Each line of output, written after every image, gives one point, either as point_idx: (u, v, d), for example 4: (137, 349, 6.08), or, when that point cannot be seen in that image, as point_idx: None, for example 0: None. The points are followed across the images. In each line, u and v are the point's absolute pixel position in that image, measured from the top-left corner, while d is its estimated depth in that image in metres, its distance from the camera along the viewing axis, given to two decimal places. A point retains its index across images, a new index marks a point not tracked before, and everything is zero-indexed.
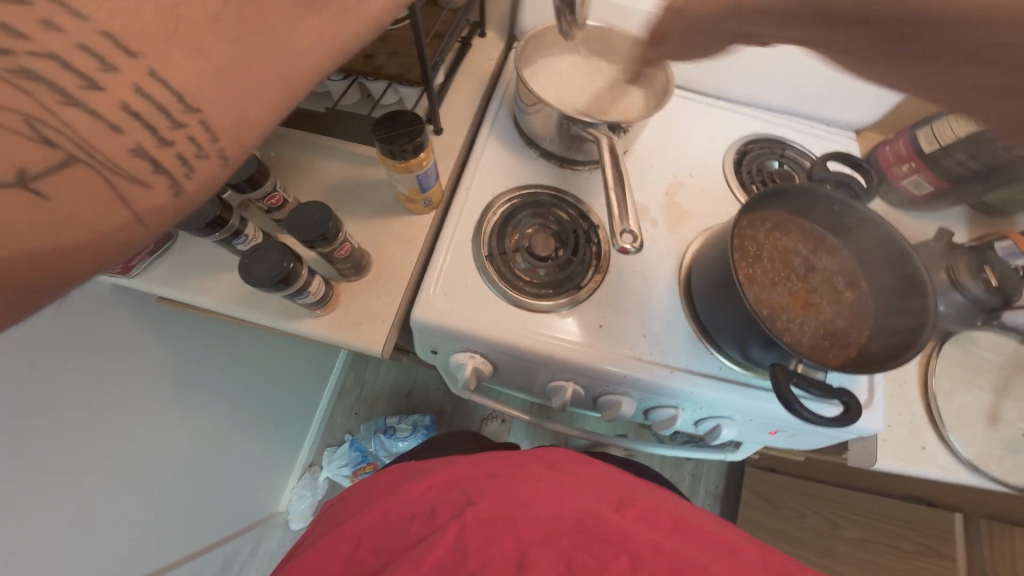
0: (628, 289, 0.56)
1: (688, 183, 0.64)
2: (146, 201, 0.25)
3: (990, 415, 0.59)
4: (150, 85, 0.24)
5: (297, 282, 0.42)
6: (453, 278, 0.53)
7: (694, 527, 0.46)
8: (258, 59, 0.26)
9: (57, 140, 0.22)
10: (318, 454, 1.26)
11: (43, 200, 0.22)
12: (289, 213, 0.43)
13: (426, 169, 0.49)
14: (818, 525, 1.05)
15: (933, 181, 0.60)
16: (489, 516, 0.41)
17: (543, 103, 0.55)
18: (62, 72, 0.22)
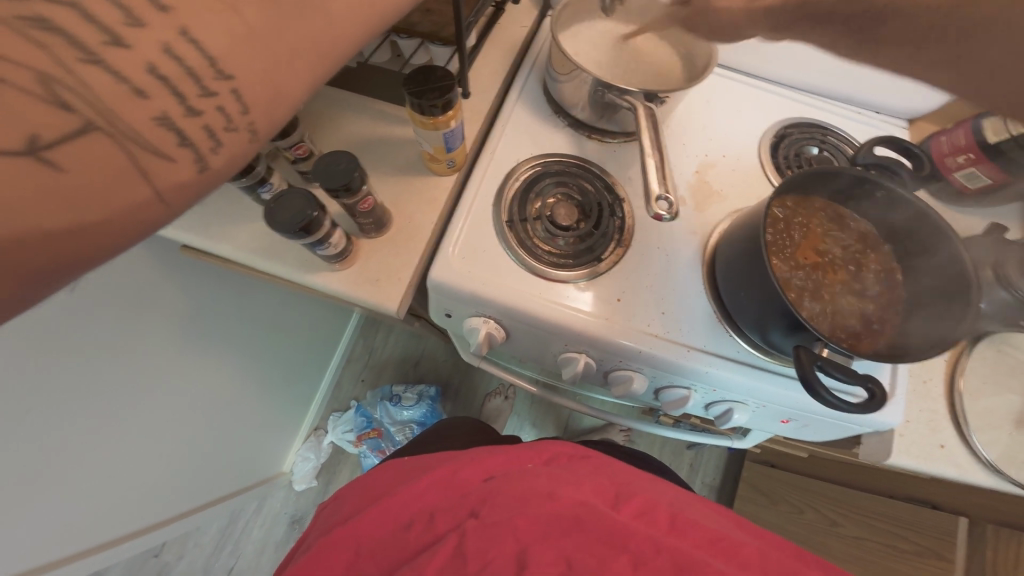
0: (650, 266, 0.55)
1: (723, 165, 0.61)
2: (169, 177, 0.27)
3: (1018, 419, 0.57)
4: (180, 46, 0.26)
5: (318, 232, 0.43)
6: (473, 242, 0.53)
7: (694, 522, 0.46)
8: (293, 23, 0.28)
9: (76, 105, 0.24)
10: (323, 419, 1.30)
11: (56, 170, 0.23)
12: (315, 162, 0.43)
13: (452, 130, 0.48)
14: (815, 522, 1.06)
15: (992, 173, 0.56)
16: (490, 521, 0.43)
17: (578, 68, 0.53)
18: (82, 26, 0.23)
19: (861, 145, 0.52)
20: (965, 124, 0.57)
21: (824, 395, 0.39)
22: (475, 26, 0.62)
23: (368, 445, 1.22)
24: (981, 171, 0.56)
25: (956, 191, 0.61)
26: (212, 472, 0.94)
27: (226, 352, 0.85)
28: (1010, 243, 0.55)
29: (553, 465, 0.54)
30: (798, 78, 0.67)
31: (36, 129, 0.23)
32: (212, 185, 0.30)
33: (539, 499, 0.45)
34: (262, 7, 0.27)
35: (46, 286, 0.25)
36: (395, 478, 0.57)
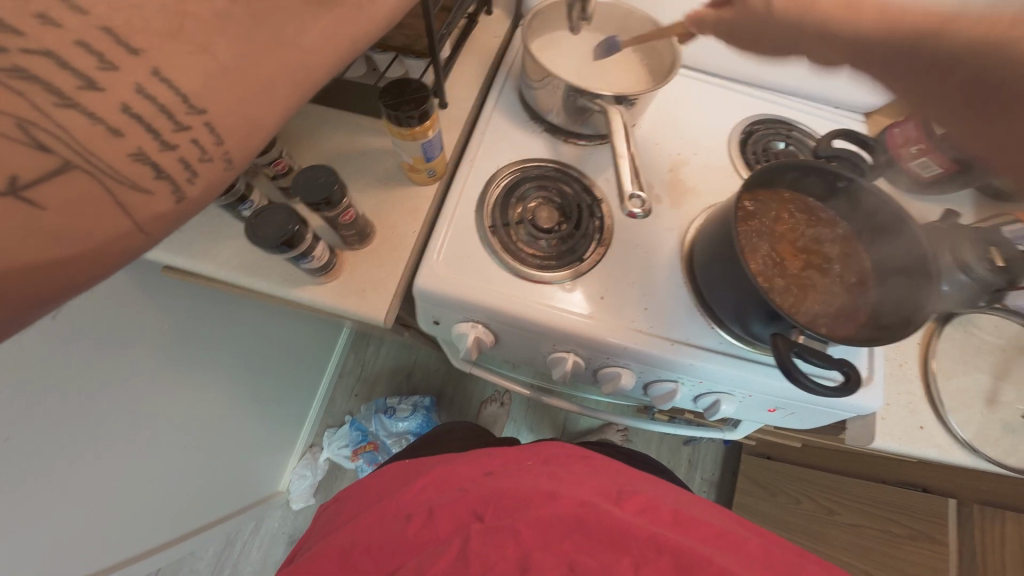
0: (631, 263, 0.57)
1: (695, 162, 0.63)
2: (147, 208, 0.28)
3: (988, 397, 0.59)
4: (153, 86, 0.26)
5: (301, 245, 0.43)
6: (457, 250, 0.54)
7: (694, 520, 0.47)
8: (263, 55, 0.29)
9: (52, 146, 0.24)
10: (318, 436, 1.29)
11: (37, 209, 0.24)
12: (295, 175, 0.43)
13: (430, 139, 0.48)
14: (812, 510, 1.08)
15: (942, 163, 0.59)
16: (493, 524, 0.43)
17: (551, 75, 0.54)
18: (58, 71, 0.24)
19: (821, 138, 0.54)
20: (915, 116, 0.58)
21: (801, 381, 0.41)
22: (447, 39, 0.63)
23: (364, 458, 1.22)
24: (932, 161, 0.59)
25: (914, 182, 0.64)
26: (205, 496, 0.93)
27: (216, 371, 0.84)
28: (966, 227, 0.58)
29: (552, 463, 0.54)
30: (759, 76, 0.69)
31: (16, 170, 0.24)
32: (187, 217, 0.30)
33: (541, 499, 0.45)
34: (233, 42, 0.28)
35: (26, 320, 0.26)
36: (395, 480, 0.57)
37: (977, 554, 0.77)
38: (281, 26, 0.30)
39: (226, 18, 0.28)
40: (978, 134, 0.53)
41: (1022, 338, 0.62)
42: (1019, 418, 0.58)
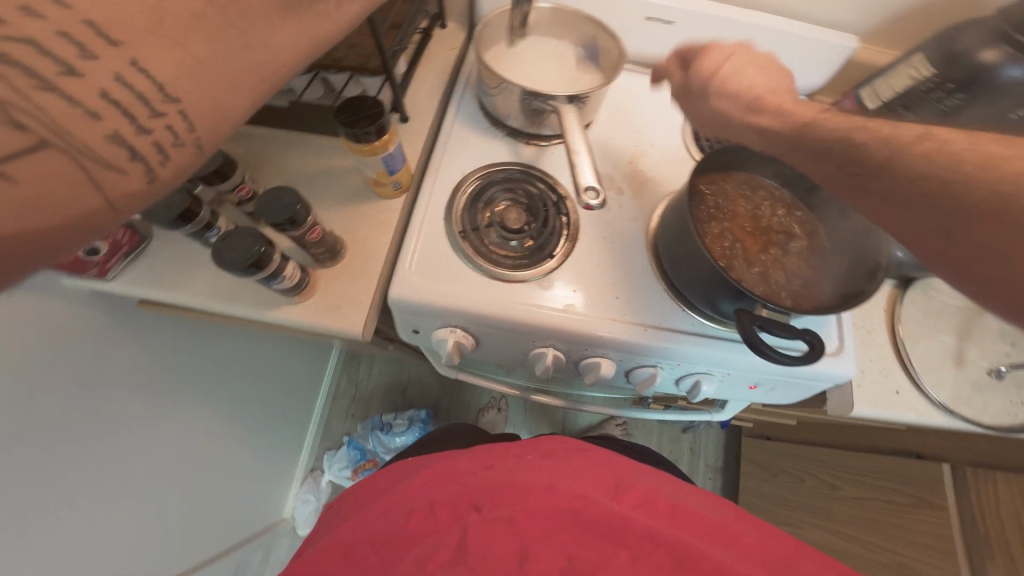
0: (599, 255, 0.59)
1: (653, 153, 0.65)
2: (119, 187, 0.28)
3: (956, 357, 0.61)
4: (131, 74, 0.27)
5: (269, 266, 0.44)
6: (428, 258, 0.55)
7: (691, 514, 0.48)
8: (236, 54, 0.30)
9: (30, 124, 0.25)
10: (318, 459, 1.29)
11: (9, 182, 0.24)
12: (258, 197, 0.43)
13: (390, 152, 0.49)
14: (815, 487, 1.10)
15: None
16: (492, 516, 0.44)
17: (505, 82, 0.56)
18: (39, 59, 0.25)
19: None
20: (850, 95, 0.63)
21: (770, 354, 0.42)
22: (403, 54, 0.64)
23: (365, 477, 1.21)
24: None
25: None
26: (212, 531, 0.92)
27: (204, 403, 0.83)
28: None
29: (552, 457, 0.55)
30: None
31: None
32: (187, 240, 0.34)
33: (540, 493, 0.46)
34: (209, 41, 0.29)
35: None
36: (397, 480, 0.57)
37: (975, 517, 0.75)
38: (250, 27, 0.31)
39: (200, 16, 0.29)
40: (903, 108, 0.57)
41: None
42: (985, 375, 0.60)
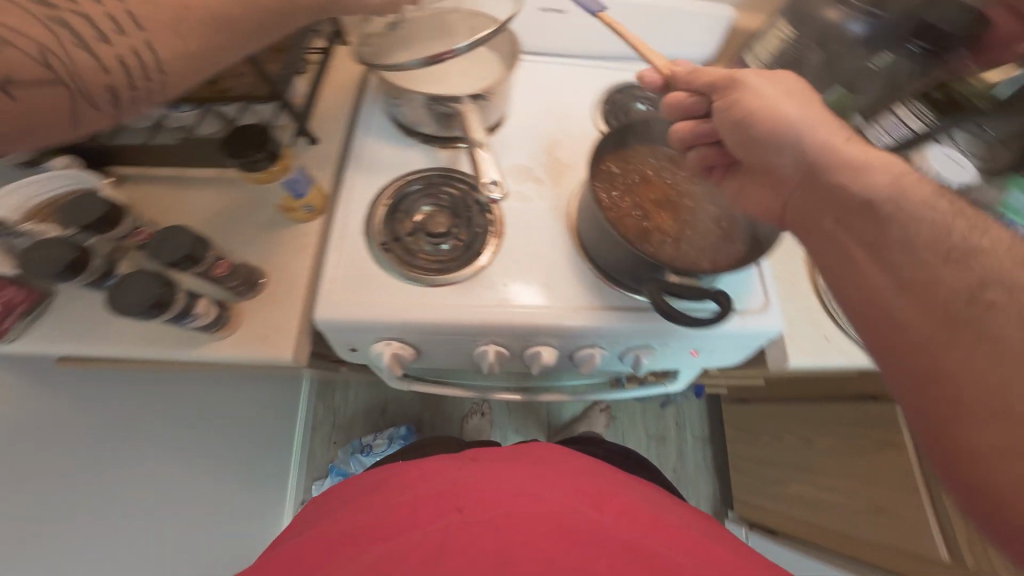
0: (525, 247, 0.59)
1: (567, 139, 0.67)
2: (90, 118, 0.39)
3: None
4: (142, 49, 0.38)
5: (174, 306, 0.43)
6: (351, 274, 0.55)
7: (668, 526, 0.49)
8: (213, 47, 0.42)
9: (53, 64, 0.36)
10: (307, 491, 1.26)
11: (11, 94, 0.35)
12: (148, 238, 0.42)
13: (291, 177, 0.49)
14: (793, 444, 1.07)
15: None
16: (473, 519, 0.45)
17: (408, 91, 0.57)
18: (83, 23, 0.36)
19: None
20: (738, 61, 0.72)
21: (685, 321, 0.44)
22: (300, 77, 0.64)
23: None
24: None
25: None
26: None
27: None
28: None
29: (536, 462, 0.56)
30: (610, 47, 0.76)
31: (16, 70, 0.34)
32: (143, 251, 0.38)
33: (525, 500, 0.47)
34: (203, 36, 0.41)
35: None
36: (367, 484, 0.56)
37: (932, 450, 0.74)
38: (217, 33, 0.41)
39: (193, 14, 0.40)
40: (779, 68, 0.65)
41: None
42: None
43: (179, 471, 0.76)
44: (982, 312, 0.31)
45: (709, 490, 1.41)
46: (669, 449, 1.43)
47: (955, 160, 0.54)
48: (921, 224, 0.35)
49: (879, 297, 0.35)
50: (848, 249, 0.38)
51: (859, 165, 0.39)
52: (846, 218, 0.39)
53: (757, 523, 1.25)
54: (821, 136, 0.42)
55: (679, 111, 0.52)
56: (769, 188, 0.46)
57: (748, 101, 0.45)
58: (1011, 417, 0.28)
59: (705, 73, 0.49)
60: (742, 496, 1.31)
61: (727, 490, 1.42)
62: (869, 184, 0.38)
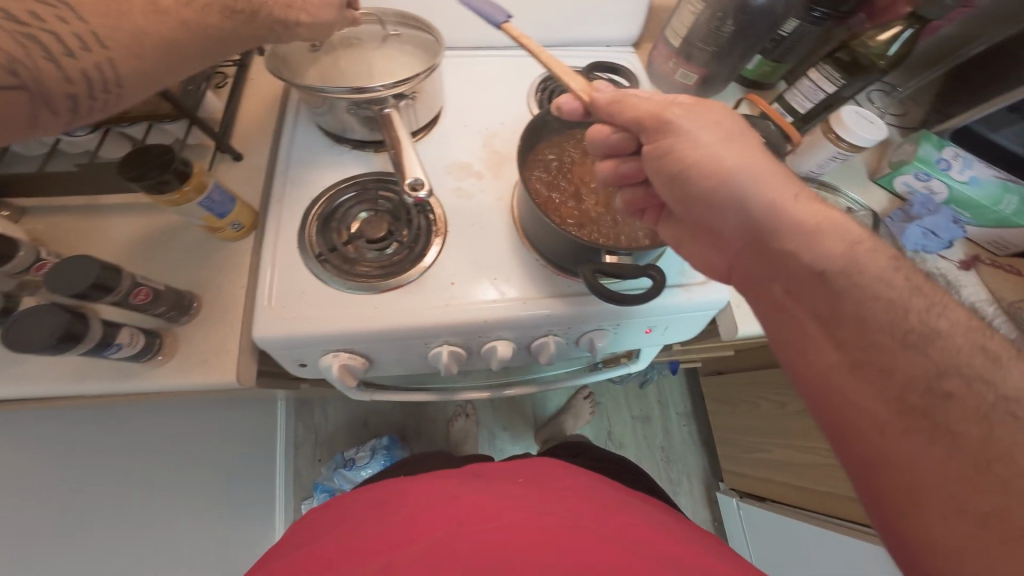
0: (469, 243, 0.59)
1: (502, 132, 0.68)
2: (45, 123, 0.38)
3: None
4: (106, 66, 0.38)
5: (87, 337, 0.42)
6: (289, 288, 0.53)
7: (666, 536, 0.50)
8: (179, 68, 0.42)
9: (19, 75, 0.35)
10: (296, 512, 1.24)
11: None
12: (48, 270, 0.41)
13: (208, 197, 0.48)
14: (771, 410, 1.08)
15: (693, 69, 0.71)
16: (476, 531, 0.47)
17: (326, 99, 0.55)
18: (49, 36, 0.35)
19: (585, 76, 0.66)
20: (661, 40, 0.73)
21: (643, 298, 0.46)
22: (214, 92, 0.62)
23: None
24: (687, 70, 0.72)
25: (687, 91, 0.75)
26: None
27: None
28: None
29: (537, 484, 0.59)
30: (537, 37, 0.76)
31: None
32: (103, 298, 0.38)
33: (530, 514, 0.50)
34: (168, 57, 0.40)
35: None
36: (366, 502, 0.57)
37: None
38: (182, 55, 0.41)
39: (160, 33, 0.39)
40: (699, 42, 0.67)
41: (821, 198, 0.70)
42: None
43: (156, 505, 0.73)
44: (939, 402, 0.32)
45: (698, 464, 1.43)
46: (654, 429, 1.45)
47: (869, 122, 0.64)
48: (875, 302, 0.36)
49: (838, 373, 0.37)
50: (802, 322, 0.39)
51: (810, 232, 0.39)
52: (800, 288, 0.40)
53: (745, 492, 1.27)
54: (767, 196, 0.41)
55: (604, 148, 0.49)
56: (713, 243, 0.46)
57: (684, 150, 0.42)
58: (971, 512, 0.30)
59: (629, 106, 0.44)
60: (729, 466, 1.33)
61: (716, 463, 1.44)
62: (821, 255, 0.38)
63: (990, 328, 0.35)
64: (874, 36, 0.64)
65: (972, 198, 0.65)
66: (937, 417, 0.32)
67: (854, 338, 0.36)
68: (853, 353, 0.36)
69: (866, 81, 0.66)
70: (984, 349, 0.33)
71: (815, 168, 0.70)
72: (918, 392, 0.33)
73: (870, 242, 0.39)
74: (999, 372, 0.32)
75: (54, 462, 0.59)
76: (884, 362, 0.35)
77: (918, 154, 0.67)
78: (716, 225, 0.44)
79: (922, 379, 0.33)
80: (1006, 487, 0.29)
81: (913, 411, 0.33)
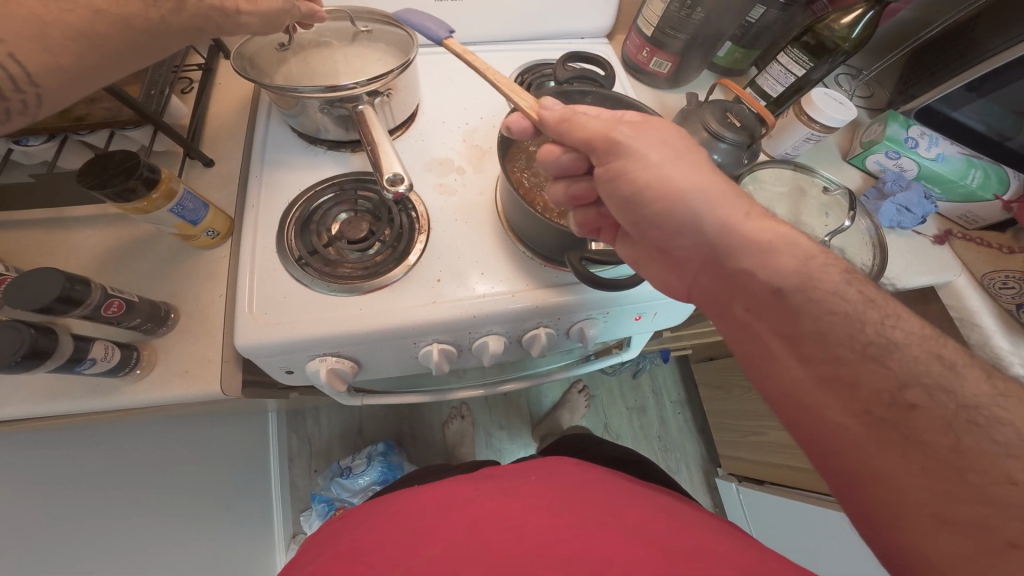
0: (454, 239, 0.58)
1: (481, 127, 0.67)
2: None
3: None
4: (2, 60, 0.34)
5: (54, 353, 0.40)
6: (270, 294, 0.52)
7: (679, 522, 0.50)
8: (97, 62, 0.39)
9: None
10: (295, 524, 1.21)
11: None
12: (7, 285, 0.38)
13: (179, 204, 0.47)
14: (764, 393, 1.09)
15: (667, 58, 0.72)
16: (486, 534, 0.46)
17: (297, 98, 0.54)
18: None
19: (562, 66, 0.65)
20: (633, 29, 0.74)
21: (635, 281, 0.49)
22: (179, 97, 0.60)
23: None
24: (660, 58, 0.72)
25: (662, 79, 0.76)
26: None
27: None
28: (703, 107, 0.67)
29: (552, 479, 0.59)
30: (510, 30, 0.76)
31: None
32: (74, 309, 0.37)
33: (541, 513, 0.49)
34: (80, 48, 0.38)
35: None
36: (375, 513, 0.57)
37: None
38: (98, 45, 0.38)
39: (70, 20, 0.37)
40: (671, 30, 0.68)
41: (798, 180, 0.71)
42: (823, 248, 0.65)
43: (146, 523, 0.71)
44: (904, 413, 0.33)
45: (696, 451, 1.44)
46: (650, 419, 1.46)
47: (839, 102, 0.65)
48: (831, 317, 0.37)
49: (807, 389, 0.38)
50: (767, 341, 0.41)
51: (762, 250, 0.40)
52: (759, 307, 0.41)
53: (744, 475, 1.28)
54: (720, 217, 0.41)
55: (555, 168, 0.47)
56: (671, 266, 0.46)
57: (635, 171, 0.41)
58: (951, 523, 0.30)
59: (577, 126, 0.42)
60: (726, 451, 1.35)
61: (713, 449, 1.45)
62: (775, 273, 0.39)
63: (943, 335, 0.36)
64: (838, 19, 0.64)
65: (939, 174, 0.67)
66: (905, 428, 0.33)
67: (819, 355, 0.37)
68: (820, 368, 0.37)
69: (831, 65, 0.67)
70: (939, 357, 0.35)
71: (790, 148, 0.72)
72: (884, 406, 0.34)
73: (822, 256, 0.40)
74: (955, 379, 0.33)
75: (28, 492, 0.56)
76: (848, 376, 0.36)
77: (886, 133, 0.69)
78: (672, 246, 0.44)
79: (887, 392, 0.34)
80: (976, 494, 0.30)
81: (882, 423, 0.34)
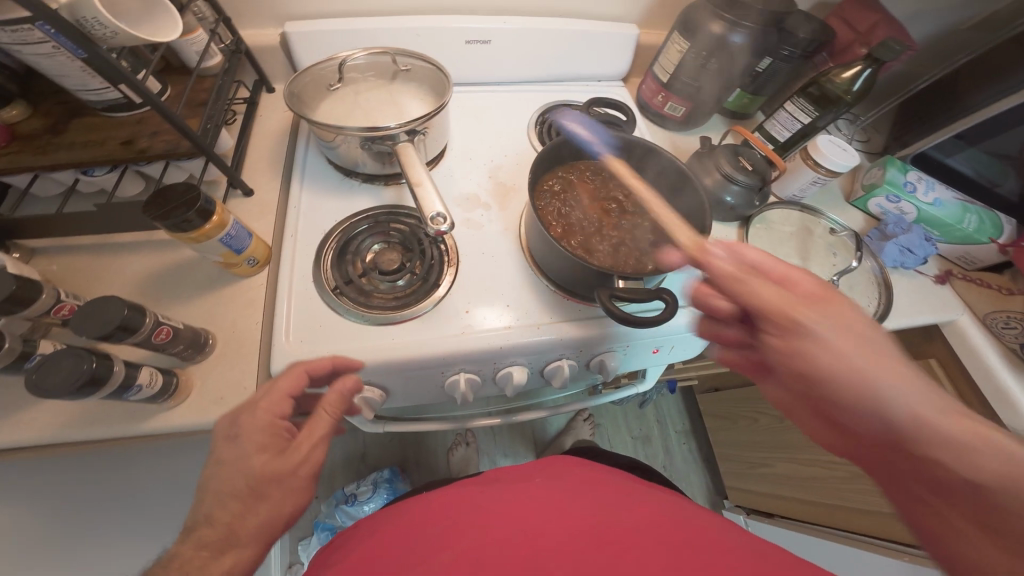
0: (482, 271, 0.60)
1: (507, 164, 0.70)
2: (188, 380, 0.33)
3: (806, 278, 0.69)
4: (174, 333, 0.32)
5: (108, 380, 0.41)
6: (305, 321, 0.53)
7: (680, 518, 0.50)
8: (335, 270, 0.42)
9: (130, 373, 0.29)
10: (293, 554, 1.17)
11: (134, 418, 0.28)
12: (73, 313, 0.40)
13: (229, 233, 0.48)
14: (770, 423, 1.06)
15: (681, 103, 0.76)
16: (509, 540, 0.46)
17: (340, 135, 0.56)
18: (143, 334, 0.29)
19: (585, 110, 0.70)
20: (650, 74, 0.79)
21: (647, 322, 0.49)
22: (226, 131, 0.63)
23: None
24: (674, 103, 0.77)
25: (676, 122, 0.80)
26: None
27: (131, 535, 0.74)
28: (717, 149, 0.71)
29: (559, 482, 0.58)
30: (535, 72, 0.80)
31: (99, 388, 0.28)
32: (256, 414, 0.43)
33: (552, 515, 0.50)
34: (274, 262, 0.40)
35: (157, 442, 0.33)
36: (385, 519, 0.57)
37: None
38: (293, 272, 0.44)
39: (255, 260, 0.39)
40: (686, 77, 0.73)
41: (805, 220, 0.75)
42: (832, 287, 0.68)
43: None
44: None
45: (701, 482, 1.43)
46: (656, 449, 1.45)
47: (844, 150, 0.69)
48: None
49: None
50: (948, 518, 0.38)
51: (961, 444, 0.36)
52: (942, 491, 0.38)
53: (752, 509, 1.27)
54: (910, 405, 0.38)
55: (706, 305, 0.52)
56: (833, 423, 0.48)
57: (802, 345, 0.43)
58: None
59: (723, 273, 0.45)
60: (733, 483, 1.34)
61: (719, 481, 1.44)
62: (975, 469, 0.36)
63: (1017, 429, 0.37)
64: (840, 74, 0.69)
65: (937, 217, 0.71)
66: None
67: None
68: None
69: (835, 114, 0.72)
70: None
71: (797, 191, 0.75)
72: None
73: None
74: None
75: None
76: None
77: (886, 177, 0.73)
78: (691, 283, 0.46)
79: None
80: None
81: None
